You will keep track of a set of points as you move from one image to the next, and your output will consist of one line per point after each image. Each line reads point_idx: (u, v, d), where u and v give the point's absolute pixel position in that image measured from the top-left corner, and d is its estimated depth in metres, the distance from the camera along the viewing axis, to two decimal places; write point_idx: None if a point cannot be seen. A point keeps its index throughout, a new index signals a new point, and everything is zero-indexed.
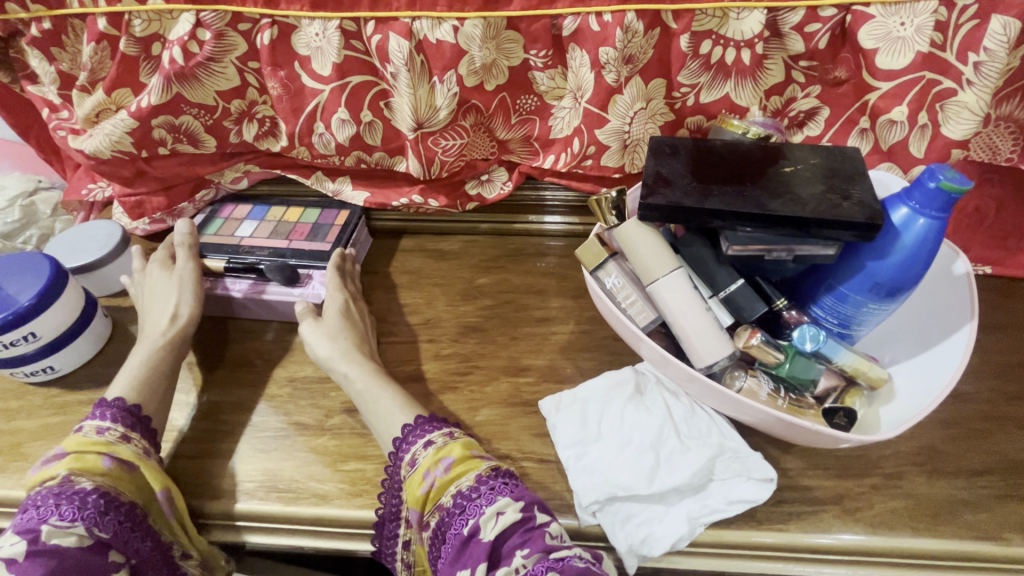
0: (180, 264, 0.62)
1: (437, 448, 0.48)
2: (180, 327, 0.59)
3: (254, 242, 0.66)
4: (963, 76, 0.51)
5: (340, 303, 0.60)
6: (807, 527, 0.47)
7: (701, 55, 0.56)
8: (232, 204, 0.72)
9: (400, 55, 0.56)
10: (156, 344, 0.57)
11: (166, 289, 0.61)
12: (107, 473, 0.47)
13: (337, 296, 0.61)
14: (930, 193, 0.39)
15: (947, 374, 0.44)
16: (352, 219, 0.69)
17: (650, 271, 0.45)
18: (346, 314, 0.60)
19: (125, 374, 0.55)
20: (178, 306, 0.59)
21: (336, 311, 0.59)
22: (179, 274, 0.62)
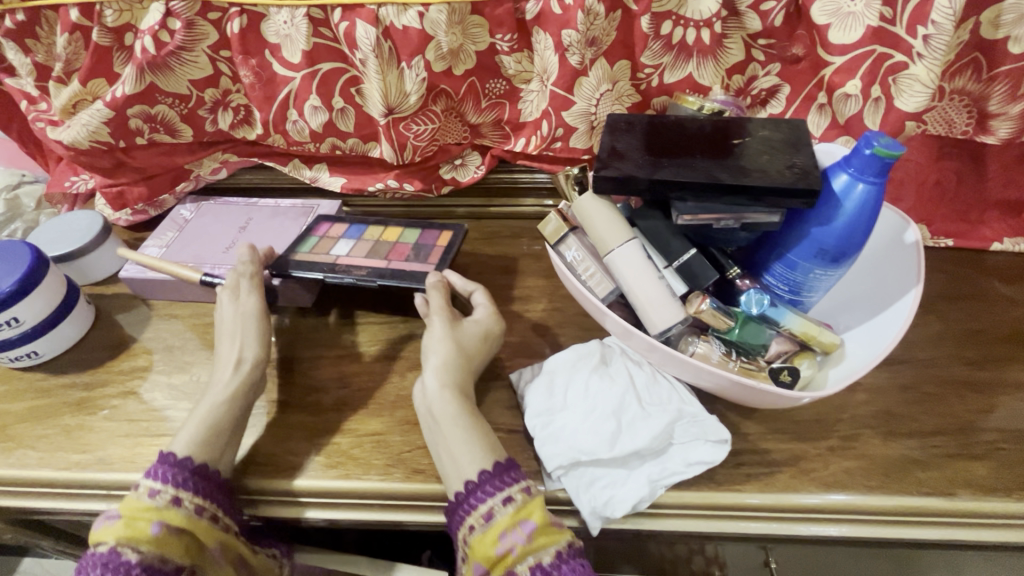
0: (248, 295, 0.59)
1: (517, 506, 0.45)
2: (249, 371, 0.54)
3: (351, 261, 0.62)
4: (914, 49, 0.52)
5: (489, 327, 0.57)
6: (764, 487, 0.49)
7: (663, 35, 0.58)
8: (327, 222, 0.67)
9: (368, 41, 0.58)
10: (222, 390, 0.53)
11: (235, 327, 0.57)
12: (155, 541, 0.44)
13: (494, 322, 0.57)
14: (867, 159, 0.41)
15: (891, 335, 0.46)
16: (456, 239, 0.64)
17: (606, 242, 0.47)
18: (488, 340, 0.56)
19: (190, 425, 0.51)
20: (242, 350, 0.55)
21: (481, 331, 0.56)
22: (247, 310, 0.58)
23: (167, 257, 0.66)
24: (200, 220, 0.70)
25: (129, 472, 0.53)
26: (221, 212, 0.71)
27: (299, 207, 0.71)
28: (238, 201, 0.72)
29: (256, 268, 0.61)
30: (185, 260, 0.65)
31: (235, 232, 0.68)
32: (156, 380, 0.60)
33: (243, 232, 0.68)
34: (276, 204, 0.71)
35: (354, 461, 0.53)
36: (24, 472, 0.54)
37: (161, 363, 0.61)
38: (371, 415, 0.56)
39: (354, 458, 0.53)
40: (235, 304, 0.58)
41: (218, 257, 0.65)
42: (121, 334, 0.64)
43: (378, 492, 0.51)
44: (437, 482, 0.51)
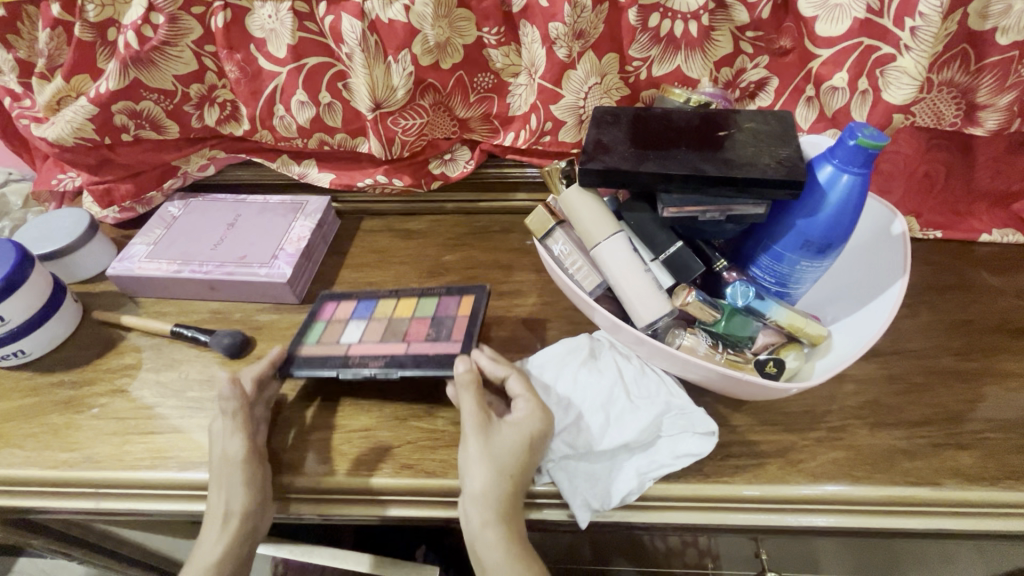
0: (235, 436, 0.50)
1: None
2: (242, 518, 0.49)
3: (364, 347, 0.55)
4: (901, 41, 0.52)
5: (532, 431, 0.47)
6: (752, 479, 0.49)
7: (651, 28, 0.58)
8: (333, 302, 0.62)
9: (353, 35, 0.57)
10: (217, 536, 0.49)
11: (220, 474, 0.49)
12: None
13: (539, 421, 0.47)
14: (850, 150, 0.40)
15: (877, 326, 0.46)
16: (479, 306, 0.57)
17: (591, 236, 0.47)
18: (534, 444, 0.47)
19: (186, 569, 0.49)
20: (227, 504, 0.49)
21: (522, 437, 0.47)
22: (233, 458, 0.49)
23: (155, 254, 0.65)
24: (188, 217, 0.69)
25: (117, 470, 0.53)
26: (209, 208, 0.70)
27: (287, 203, 0.70)
28: (227, 197, 0.72)
29: (241, 405, 0.51)
30: (173, 257, 0.65)
31: (223, 229, 0.67)
32: (145, 378, 0.60)
33: (231, 229, 0.67)
34: (264, 200, 0.71)
35: (344, 457, 0.53)
36: (10, 471, 0.54)
37: (150, 360, 0.61)
38: (360, 411, 0.56)
39: (343, 453, 0.53)
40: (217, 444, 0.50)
41: (206, 254, 0.65)
42: (108, 332, 0.64)
43: (367, 488, 0.51)
44: (426, 477, 0.51)
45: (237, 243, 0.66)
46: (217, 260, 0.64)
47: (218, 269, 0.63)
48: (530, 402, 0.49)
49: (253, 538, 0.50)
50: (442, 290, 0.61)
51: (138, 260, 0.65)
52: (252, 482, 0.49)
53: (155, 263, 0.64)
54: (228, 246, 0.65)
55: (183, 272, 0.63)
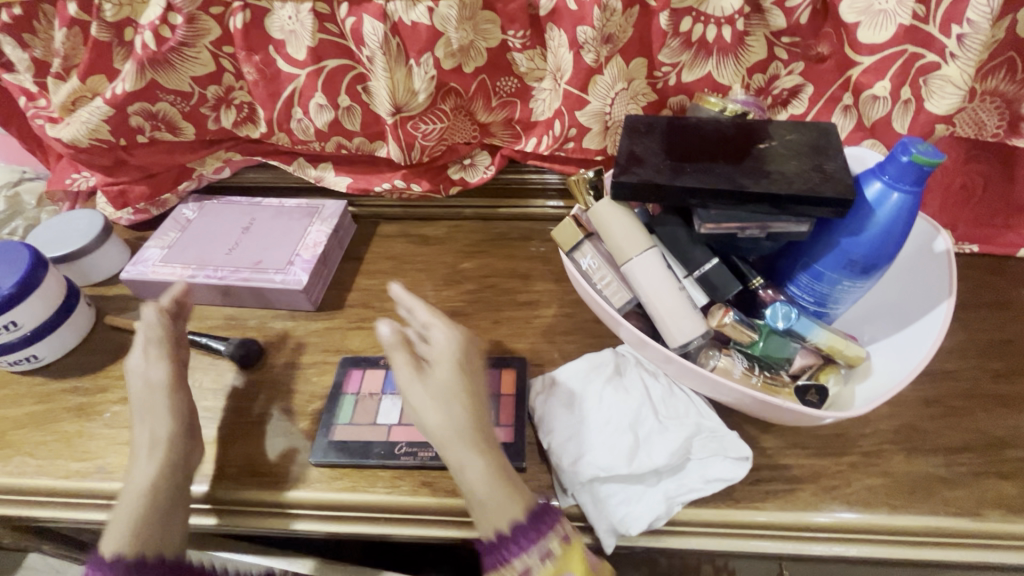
0: (156, 364, 0.52)
1: (557, 561, 0.41)
2: (175, 478, 0.47)
3: (407, 430, 0.53)
4: (947, 49, 0.50)
5: (454, 353, 0.47)
6: (785, 505, 0.47)
7: (682, 32, 0.56)
8: (356, 370, 0.58)
9: (375, 37, 0.55)
10: (137, 488, 0.46)
11: (153, 408, 0.50)
12: None
13: (454, 342, 0.48)
14: (903, 167, 0.38)
15: (922, 350, 0.44)
16: (525, 383, 0.55)
17: (623, 251, 0.45)
18: (460, 361, 0.47)
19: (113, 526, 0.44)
20: (155, 432, 0.49)
21: (452, 364, 0.47)
22: (156, 384, 0.51)
23: (169, 257, 0.64)
24: (202, 221, 0.68)
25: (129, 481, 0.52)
26: (223, 211, 0.69)
27: (303, 207, 0.69)
28: (242, 200, 0.71)
29: (166, 333, 0.54)
30: (187, 262, 0.63)
31: (238, 233, 0.66)
32: None
33: (246, 233, 0.66)
34: (280, 203, 0.70)
35: (362, 474, 0.51)
36: (22, 479, 0.53)
37: None
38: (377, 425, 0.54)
39: (360, 469, 0.51)
40: (144, 376, 0.51)
41: (221, 259, 0.63)
42: (120, 338, 0.63)
43: (385, 506, 0.50)
44: (446, 496, 0.49)
45: (252, 248, 0.64)
46: (232, 265, 0.63)
47: (232, 274, 0.62)
48: (444, 328, 0.49)
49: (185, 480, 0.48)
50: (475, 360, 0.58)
51: (152, 264, 0.64)
52: (188, 450, 0.50)
53: (169, 267, 0.63)
54: (243, 250, 0.64)
55: (197, 276, 0.62)
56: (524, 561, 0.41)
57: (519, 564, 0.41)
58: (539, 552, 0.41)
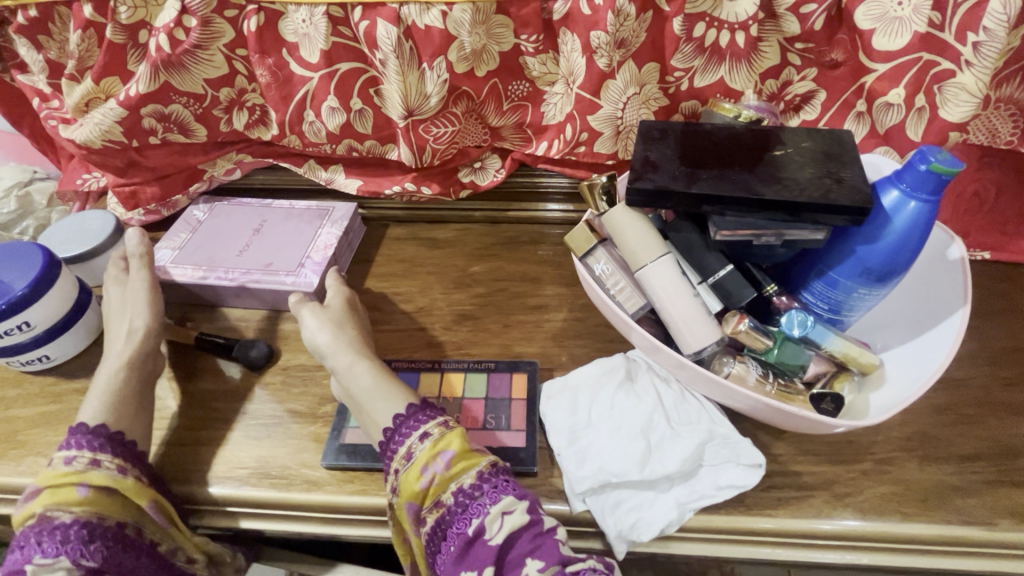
0: (135, 273, 0.60)
1: (433, 440, 0.47)
2: (149, 365, 0.56)
3: None
4: (963, 56, 0.50)
5: (345, 297, 0.59)
6: (798, 513, 0.47)
7: (695, 38, 0.55)
8: None
9: (388, 41, 0.55)
10: (115, 365, 0.54)
11: (132, 298, 0.58)
12: (85, 502, 0.46)
13: (344, 290, 0.60)
14: (920, 176, 0.38)
15: (938, 359, 0.44)
16: (535, 388, 0.56)
17: (638, 257, 0.45)
18: (352, 306, 0.59)
19: (94, 397, 0.53)
20: (132, 322, 0.57)
21: (344, 303, 0.58)
22: (134, 285, 0.59)
23: (181, 258, 0.64)
24: (213, 222, 0.68)
25: None
26: (234, 213, 0.69)
27: (313, 209, 0.69)
28: (253, 202, 0.71)
29: (146, 251, 0.61)
30: (198, 263, 0.64)
31: (248, 235, 0.66)
32: (170, 386, 0.59)
33: (257, 234, 0.66)
34: (291, 205, 0.70)
35: (373, 477, 0.51)
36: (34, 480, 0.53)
37: (173, 368, 0.60)
38: None
39: (371, 472, 0.51)
40: (124, 282, 0.60)
41: (232, 260, 0.64)
42: None
43: None
44: None
45: (264, 250, 0.64)
46: (244, 266, 0.63)
47: (244, 275, 0.62)
48: (337, 282, 0.61)
49: (156, 358, 0.57)
50: (480, 362, 0.58)
51: (163, 265, 0.64)
52: (160, 342, 0.58)
53: (181, 268, 0.63)
54: (254, 252, 0.64)
55: (209, 278, 0.62)
56: (408, 445, 0.47)
57: (404, 449, 0.47)
58: (419, 436, 0.48)
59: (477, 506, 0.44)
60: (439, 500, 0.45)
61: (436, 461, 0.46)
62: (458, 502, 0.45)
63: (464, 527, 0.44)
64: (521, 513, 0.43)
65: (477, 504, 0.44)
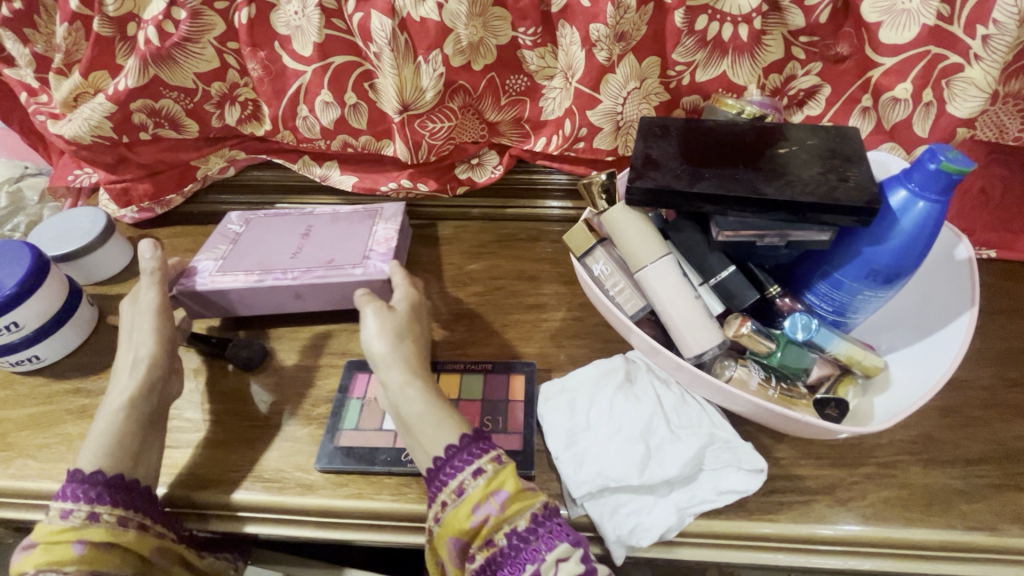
0: (145, 294, 0.55)
1: (487, 477, 0.43)
2: (154, 399, 0.51)
3: None
4: (971, 50, 0.48)
5: (412, 304, 0.55)
6: (800, 518, 0.46)
7: (697, 31, 0.54)
8: (361, 374, 0.57)
9: (383, 34, 0.54)
10: (117, 403, 0.49)
11: (141, 324, 0.53)
12: (80, 561, 0.42)
13: (412, 297, 0.55)
14: (929, 175, 0.37)
15: (944, 362, 0.43)
16: (533, 390, 0.55)
17: (638, 257, 0.44)
18: (417, 315, 0.55)
19: (91, 440, 0.47)
20: (137, 349, 0.52)
21: (409, 310, 0.54)
22: (144, 308, 0.54)
23: (227, 266, 0.59)
24: (253, 231, 0.64)
25: None
26: (274, 223, 0.65)
27: (361, 211, 0.66)
28: (291, 212, 0.67)
29: (160, 266, 0.55)
30: (249, 269, 0.58)
31: (297, 239, 0.62)
32: None
33: (306, 238, 0.62)
34: (335, 211, 0.67)
35: (366, 480, 0.50)
36: (23, 483, 0.52)
37: None
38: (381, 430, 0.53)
39: (365, 475, 0.51)
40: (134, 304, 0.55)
41: (287, 263, 0.59)
42: None
43: (390, 513, 0.49)
44: None
45: (319, 250, 0.60)
46: (302, 266, 0.58)
47: (305, 274, 0.57)
48: (405, 286, 0.56)
49: (161, 393, 0.52)
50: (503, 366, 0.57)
51: (209, 274, 0.58)
52: (167, 372, 0.52)
53: (230, 274, 0.58)
54: (309, 252, 0.60)
55: (266, 281, 0.57)
56: (460, 480, 0.43)
57: (455, 484, 0.43)
58: (471, 472, 0.43)
59: (531, 551, 0.41)
60: (491, 541, 0.42)
61: (489, 501, 0.42)
62: (511, 545, 0.41)
63: (517, 572, 0.40)
64: (577, 562, 0.40)
65: (532, 549, 0.41)
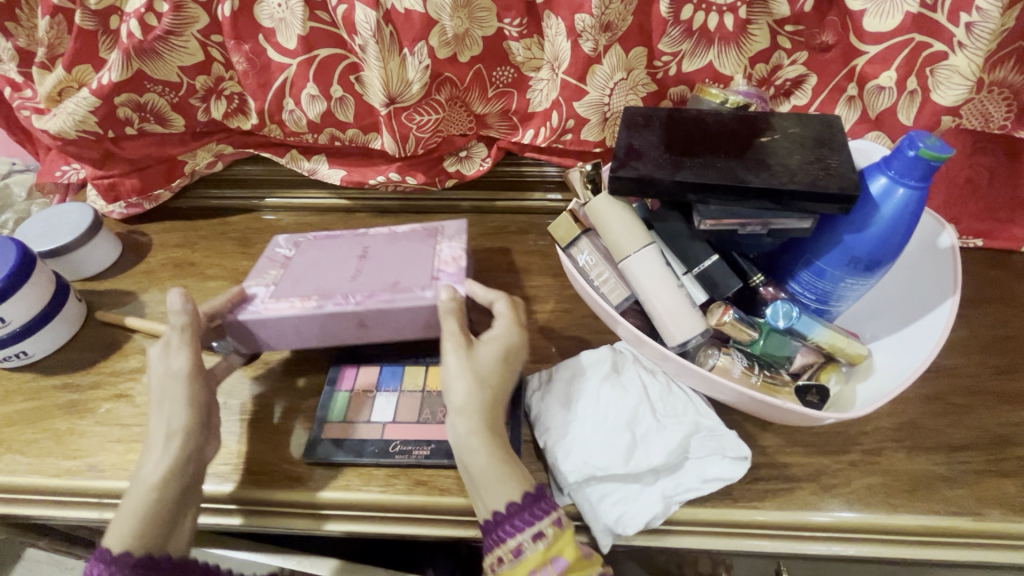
0: (176, 354, 0.47)
1: (548, 542, 0.41)
2: (192, 473, 0.45)
3: (402, 429, 0.52)
4: (955, 38, 0.48)
5: (508, 344, 0.48)
6: (784, 505, 0.47)
7: (683, 20, 0.54)
8: (350, 367, 0.57)
9: (367, 26, 0.54)
10: (148, 482, 0.43)
11: (173, 391, 0.46)
12: None
13: (511, 335, 0.48)
14: (909, 162, 0.38)
15: (926, 348, 0.43)
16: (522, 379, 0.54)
17: (621, 247, 0.44)
18: (511, 354, 0.48)
19: (120, 522, 0.42)
20: (171, 422, 0.45)
21: (500, 350, 0.47)
22: (176, 372, 0.47)
23: (280, 293, 0.52)
24: (306, 255, 0.57)
25: (120, 480, 0.51)
26: (327, 245, 0.59)
27: (420, 229, 0.60)
28: (346, 233, 0.61)
29: (191, 321, 0.48)
30: (305, 294, 0.52)
31: (354, 262, 0.55)
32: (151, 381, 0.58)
33: (365, 260, 0.56)
34: (391, 230, 0.60)
35: (355, 472, 0.51)
36: (13, 478, 0.52)
37: None
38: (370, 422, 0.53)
39: (354, 467, 0.51)
40: (164, 364, 0.47)
41: (347, 286, 0.52)
42: (113, 334, 0.62)
43: (379, 504, 0.49)
44: (440, 494, 0.49)
45: (380, 272, 0.54)
46: (365, 288, 0.52)
47: (370, 297, 0.51)
48: (507, 320, 0.49)
49: (200, 465, 0.46)
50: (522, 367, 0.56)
51: (261, 301, 0.52)
52: (204, 441, 0.47)
53: (284, 301, 0.51)
54: (371, 275, 0.53)
55: (325, 306, 0.50)
56: (518, 541, 0.41)
57: (513, 543, 0.41)
58: (532, 535, 0.41)
59: None
60: None
61: (547, 568, 0.40)
62: None
63: None
64: None
65: None
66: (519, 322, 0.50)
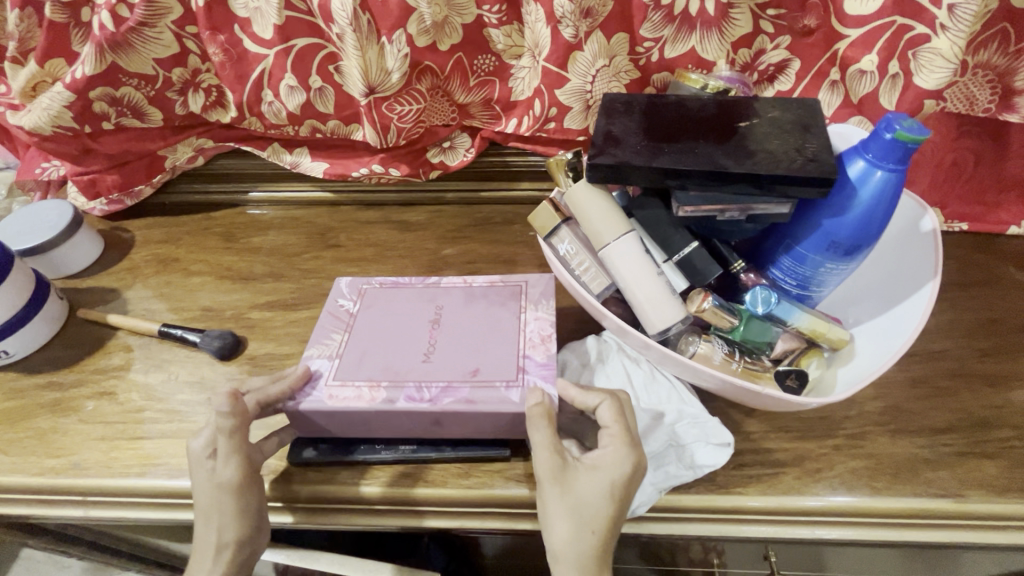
0: (223, 464, 0.44)
1: None
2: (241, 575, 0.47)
3: None
4: (937, 20, 0.48)
5: (615, 477, 0.42)
6: (768, 490, 0.47)
7: (664, 5, 0.53)
8: None
9: (344, 14, 0.53)
10: None
11: (219, 503, 0.45)
12: None
13: (622, 464, 0.42)
14: (887, 144, 0.38)
15: (907, 330, 0.43)
16: None
17: (601, 235, 0.44)
18: (618, 488, 0.42)
19: None
20: (220, 534, 0.45)
21: (605, 484, 0.42)
22: (220, 484, 0.44)
23: (345, 373, 0.47)
24: (371, 317, 0.52)
25: (104, 477, 0.51)
26: (393, 304, 0.53)
27: (501, 287, 0.54)
28: (414, 285, 0.55)
29: (240, 424, 0.44)
30: (373, 377, 0.47)
31: (426, 331, 0.50)
32: (134, 378, 0.58)
33: (437, 330, 0.50)
34: (467, 284, 0.55)
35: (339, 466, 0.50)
36: None
37: (137, 361, 0.59)
38: None
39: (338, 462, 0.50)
40: (210, 471, 0.45)
41: (420, 370, 0.47)
42: (95, 331, 0.62)
43: (364, 498, 0.49)
44: (424, 485, 0.49)
45: (458, 352, 0.48)
46: (440, 378, 0.46)
47: (447, 393, 0.45)
48: (615, 440, 0.42)
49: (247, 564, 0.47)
50: None
51: (326, 384, 0.47)
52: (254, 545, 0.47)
53: (352, 387, 0.46)
54: (446, 356, 0.48)
55: (397, 399, 0.45)
56: None
57: None
58: None
59: None
60: None
61: None
62: None
63: None
64: None
65: None
66: (635, 443, 0.43)
